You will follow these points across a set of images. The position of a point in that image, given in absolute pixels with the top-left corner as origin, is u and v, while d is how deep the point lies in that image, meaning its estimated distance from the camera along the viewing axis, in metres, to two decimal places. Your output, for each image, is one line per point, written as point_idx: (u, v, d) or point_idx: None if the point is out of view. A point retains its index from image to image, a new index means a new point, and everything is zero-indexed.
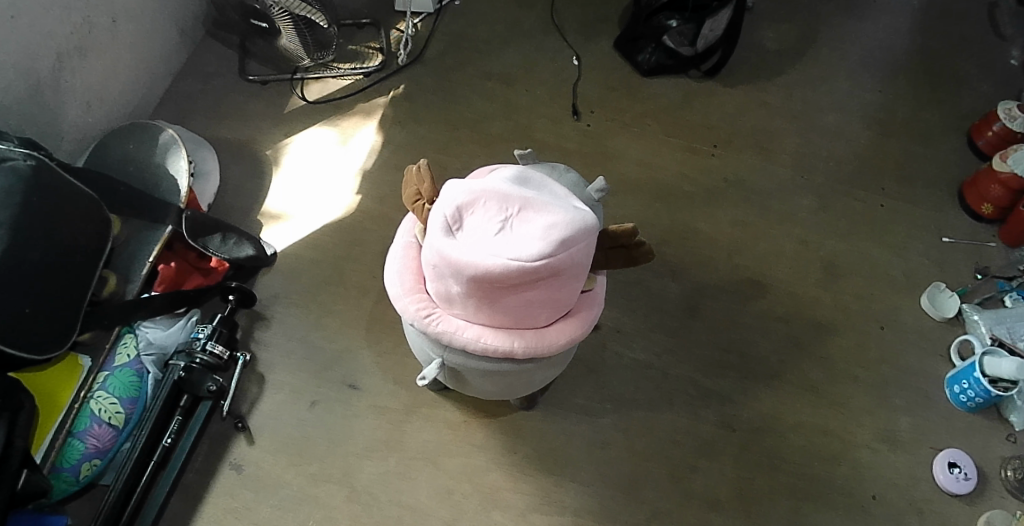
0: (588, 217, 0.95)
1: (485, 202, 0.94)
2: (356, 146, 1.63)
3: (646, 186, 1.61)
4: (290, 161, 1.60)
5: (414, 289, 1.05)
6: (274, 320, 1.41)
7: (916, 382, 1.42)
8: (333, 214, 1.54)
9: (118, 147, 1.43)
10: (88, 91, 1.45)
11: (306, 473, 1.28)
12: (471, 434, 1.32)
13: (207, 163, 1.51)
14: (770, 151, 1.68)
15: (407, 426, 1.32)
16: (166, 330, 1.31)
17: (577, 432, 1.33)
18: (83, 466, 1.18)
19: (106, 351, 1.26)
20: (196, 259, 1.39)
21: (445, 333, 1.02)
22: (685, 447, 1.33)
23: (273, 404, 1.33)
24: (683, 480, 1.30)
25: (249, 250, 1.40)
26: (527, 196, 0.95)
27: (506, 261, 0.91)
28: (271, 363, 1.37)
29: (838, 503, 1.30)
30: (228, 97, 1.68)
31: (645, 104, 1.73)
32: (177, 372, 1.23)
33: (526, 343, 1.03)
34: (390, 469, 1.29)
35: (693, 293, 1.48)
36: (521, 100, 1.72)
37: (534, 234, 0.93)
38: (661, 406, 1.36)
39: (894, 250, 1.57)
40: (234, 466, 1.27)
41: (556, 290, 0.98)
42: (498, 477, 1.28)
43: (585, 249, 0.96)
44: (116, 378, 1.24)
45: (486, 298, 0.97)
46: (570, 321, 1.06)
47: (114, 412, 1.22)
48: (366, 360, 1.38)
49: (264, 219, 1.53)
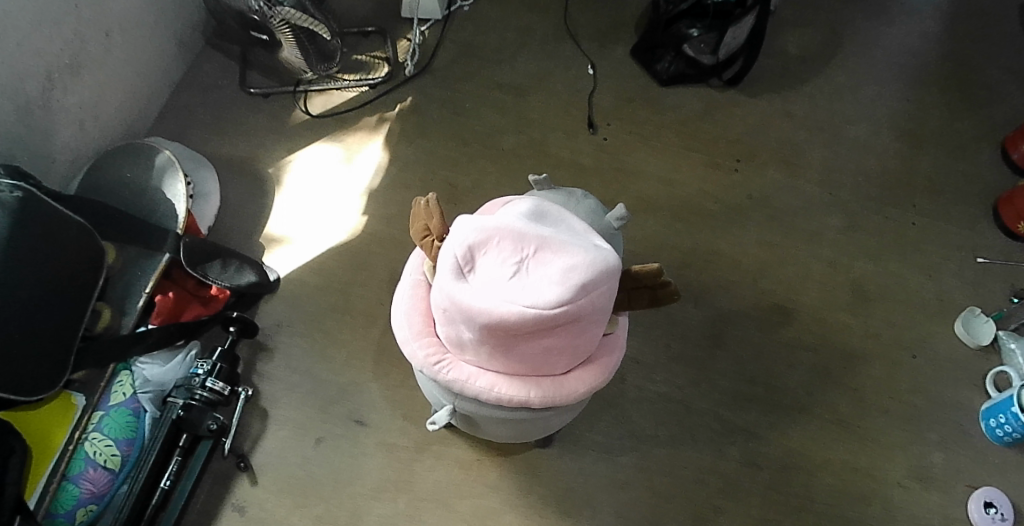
0: (610, 257, 0.91)
1: (499, 242, 0.90)
2: (361, 163, 1.57)
3: (664, 204, 1.54)
4: (293, 181, 1.54)
5: (424, 332, 0.99)
6: (278, 351, 1.35)
7: (949, 414, 1.35)
8: (339, 237, 1.48)
9: (113, 170, 1.37)
10: (80, 111, 1.39)
11: (311, 515, 1.22)
12: (484, 474, 1.25)
13: (205, 184, 1.45)
14: (794, 165, 1.60)
15: (418, 464, 1.26)
16: (163, 367, 1.23)
17: (597, 471, 1.25)
18: (79, 512, 1.11)
19: (101, 390, 1.18)
20: (195, 286, 1.33)
21: (457, 381, 0.96)
22: (711, 487, 1.25)
23: (278, 441, 1.28)
24: (706, 523, 1.22)
25: (251, 277, 1.34)
26: (543, 235, 0.91)
27: (522, 308, 0.87)
28: (275, 396, 1.31)
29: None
30: (229, 112, 1.61)
31: (664, 116, 1.65)
32: (176, 411, 1.18)
33: (543, 392, 0.96)
34: (399, 511, 1.22)
35: (716, 319, 1.41)
36: (534, 112, 1.65)
37: (550, 278, 0.89)
38: (684, 441, 1.29)
39: (926, 272, 1.49)
40: (236, 508, 1.21)
41: (576, 336, 0.93)
42: (512, 519, 1.22)
43: (607, 293, 0.92)
44: (112, 419, 1.16)
45: (501, 345, 0.92)
46: (590, 368, 0.99)
47: (109, 455, 1.14)
48: (373, 394, 1.32)
49: (267, 243, 1.47)
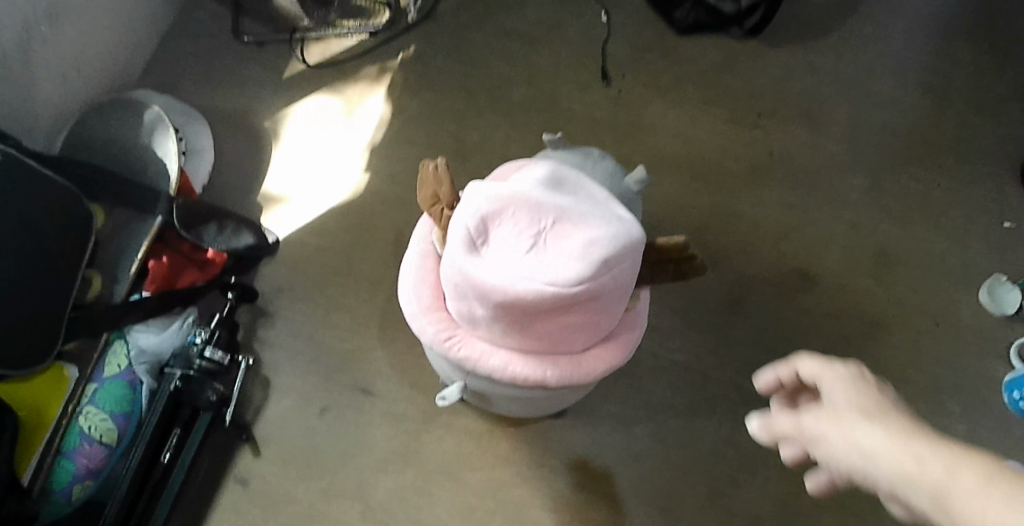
0: (634, 229, 0.85)
1: (515, 213, 0.84)
2: (362, 117, 1.48)
3: (682, 162, 1.46)
4: (290, 136, 1.46)
5: (433, 307, 0.93)
6: (279, 317, 1.30)
7: (972, 384, 1.31)
8: (340, 196, 1.40)
9: (99, 126, 1.29)
10: (62, 63, 1.30)
11: (317, 487, 1.18)
12: (495, 445, 1.21)
13: (199, 139, 1.39)
14: (820, 121, 1.52)
15: (426, 435, 1.22)
16: (159, 336, 1.18)
17: (610, 443, 1.22)
18: (75, 488, 1.06)
19: (94, 362, 1.14)
20: (190, 250, 1.26)
21: (469, 359, 0.91)
22: (727, 460, 1.21)
23: (280, 411, 1.23)
24: (722, 497, 1.19)
25: (248, 240, 1.28)
26: (562, 205, 0.84)
27: (539, 285, 0.81)
28: (277, 364, 1.27)
29: (891, 523, 1.18)
30: (221, 62, 1.52)
31: (682, 68, 1.56)
32: (173, 383, 1.12)
33: (560, 371, 0.91)
34: (407, 484, 1.19)
35: (735, 285, 1.35)
36: (544, 62, 1.55)
37: (570, 252, 0.83)
38: (700, 412, 1.24)
39: (955, 235, 1.42)
40: (238, 481, 1.18)
41: (597, 313, 0.87)
42: (524, 492, 1.18)
43: (630, 268, 0.85)
44: (106, 392, 1.11)
45: (516, 323, 0.86)
46: (610, 347, 0.93)
47: (105, 430, 1.09)
48: (379, 363, 1.27)
49: (264, 202, 1.40)
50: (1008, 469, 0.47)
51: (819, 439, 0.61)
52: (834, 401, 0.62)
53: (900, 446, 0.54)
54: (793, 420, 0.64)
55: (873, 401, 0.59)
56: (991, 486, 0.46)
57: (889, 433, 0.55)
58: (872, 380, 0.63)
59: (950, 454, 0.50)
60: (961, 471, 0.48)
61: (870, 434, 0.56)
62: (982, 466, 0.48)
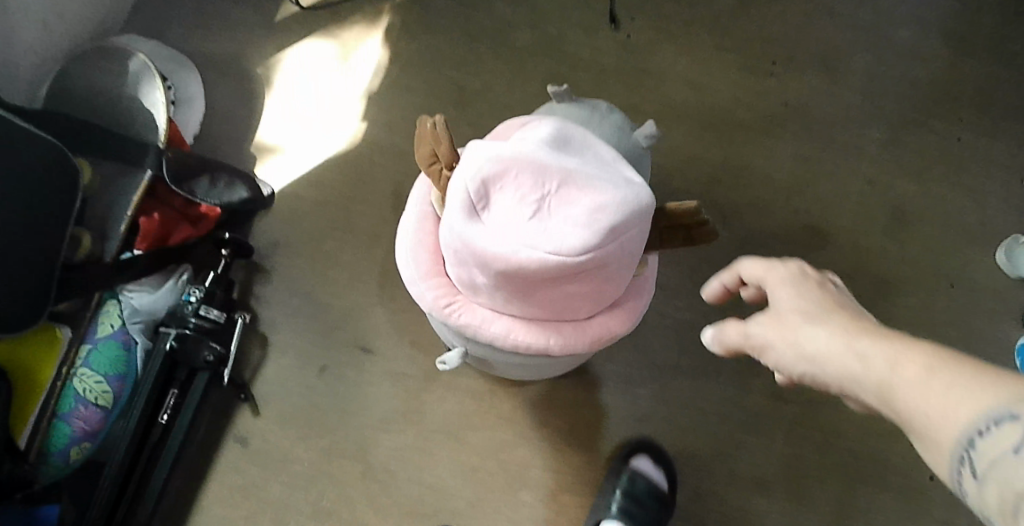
0: (643, 194, 0.80)
1: (517, 176, 0.79)
2: (359, 63, 1.41)
3: (693, 113, 1.40)
4: (283, 83, 1.39)
5: (432, 272, 0.89)
6: (276, 273, 1.27)
7: (984, 347, 1.28)
8: (337, 147, 1.35)
9: (83, 76, 1.23)
10: (42, 8, 1.22)
11: (318, 447, 1.18)
12: (497, 405, 1.20)
13: (188, 88, 1.34)
14: (840, 68, 1.44)
15: (427, 395, 1.20)
16: (153, 294, 1.16)
17: (614, 403, 1.20)
18: (72, 451, 1.06)
19: (87, 321, 1.11)
20: (183, 205, 1.21)
21: (470, 326, 0.88)
22: (732, 422, 1.19)
23: (279, 370, 1.22)
24: (728, 459, 1.17)
25: (242, 193, 1.23)
26: (567, 168, 0.79)
27: (543, 254, 0.78)
28: (275, 322, 1.25)
29: (897, 491, 1.15)
30: (209, 3, 1.44)
31: (696, 9, 1.47)
32: (168, 343, 1.10)
33: (564, 339, 0.88)
34: (408, 444, 1.18)
35: (741, 246, 1.32)
36: (550, 4, 1.47)
37: (575, 218, 0.79)
38: (707, 373, 1.21)
39: (977, 191, 1.36)
40: (238, 440, 1.18)
41: (603, 281, 0.83)
42: (526, 453, 1.17)
43: (638, 235, 0.81)
44: (100, 353, 1.09)
45: (518, 291, 0.83)
46: (616, 313, 0.90)
47: (101, 392, 1.08)
48: (378, 321, 1.24)
49: (258, 153, 1.35)
50: (940, 352, 0.53)
51: (770, 344, 0.66)
52: (779, 304, 0.67)
53: (845, 346, 0.59)
54: (742, 328, 0.69)
55: (815, 301, 0.65)
56: (933, 373, 0.52)
57: (835, 331, 0.60)
58: (813, 278, 0.69)
59: (891, 345, 0.56)
60: (903, 363, 0.54)
61: (816, 336, 0.61)
62: (923, 355, 0.54)
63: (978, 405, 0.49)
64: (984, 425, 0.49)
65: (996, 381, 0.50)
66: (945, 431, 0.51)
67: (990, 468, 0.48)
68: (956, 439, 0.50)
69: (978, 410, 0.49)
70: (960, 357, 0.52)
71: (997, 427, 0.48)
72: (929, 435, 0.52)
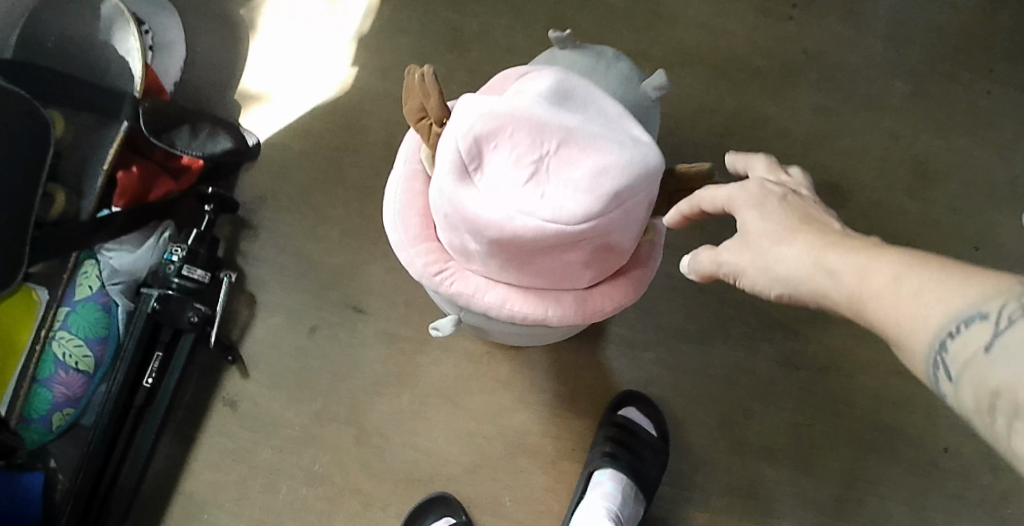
0: (651, 156, 0.73)
1: (513, 134, 0.72)
2: (348, 3, 1.31)
3: (707, 59, 1.31)
4: (268, 24, 1.30)
5: (423, 236, 0.83)
6: (263, 229, 1.21)
7: None
8: (325, 94, 1.27)
9: (53, 21, 1.13)
10: None
11: (310, 411, 1.14)
12: (495, 369, 1.15)
13: (167, 33, 1.24)
14: (868, 9, 1.33)
15: (423, 358, 1.16)
16: (133, 253, 1.09)
17: (616, 368, 1.16)
18: (55, 416, 1.04)
19: (65, 283, 1.08)
20: (163, 158, 1.15)
21: (462, 295, 0.82)
22: (739, 387, 1.14)
23: (268, 330, 1.18)
24: (734, 427, 1.13)
25: (226, 143, 1.17)
26: (568, 126, 0.72)
27: (540, 222, 0.71)
28: (263, 280, 1.20)
29: (909, 463, 1.10)
30: None
31: None
32: (151, 304, 1.05)
33: (563, 310, 0.82)
34: (403, 408, 1.14)
35: None
36: None
37: (576, 182, 0.72)
38: (715, 337, 1.16)
39: (1009, 145, 1.28)
40: (227, 403, 1.14)
41: (606, 249, 0.77)
42: (525, 418, 1.13)
43: (644, 200, 0.75)
44: (79, 316, 1.06)
45: (514, 260, 0.77)
46: (619, 283, 0.85)
47: (81, 356, 1.05)
48: (371, 281, 1.19)
49: (243, 101, 1.27)
50: (909, 257, 0.52)
51: (743, 271, 0.63)
52: (744, 224, 0.64)
53: (816, 261, 0.57)
54: (714, 257, 0.66)
55: (780, 220, 0.61)
56: (902, 279, 0.52)
57: (803, 247, 0.58)
58: (775, 191, 0.64)
59: (865, 257, 0.54)
60: (874, 273, 0.53)
61: (789, 254, 0.59)
62: (895, 262, 0.53)
63: (949, 307, 0.49)
64: (960, 326, 0.48)
65: (967, 281, 0.49)
66: (918, 337, 0.50)
67: (965, 370, 0.48)
68: (931, 346, 0.50)
69: (955, 312, 0.49)
70: (930, 257, 0.52)
71: (973, 327, 0.48)
72: (905, 344, 0.52)
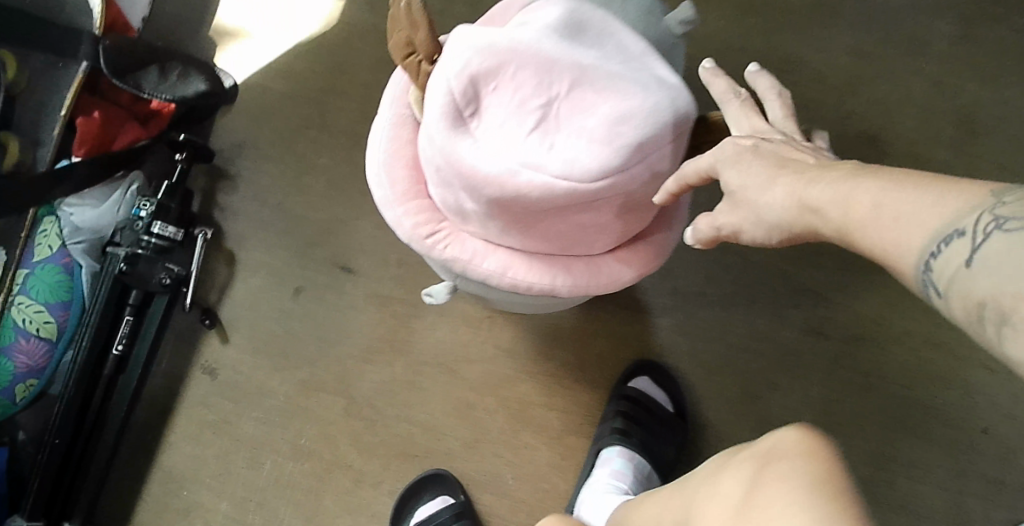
0: (681, 100, 0.61)
1: (516, 73, 0.61)
2: None
3: None
4: None
5: (412, 193, 0.72)
6: (242, 180, 1.11)
7: None
8: (308, 29, 1.14)
9: None
10: None
11: (295, 379, 1.06)
12: (496, 335, 1.06)
13: None
14: None
15: (417, 322, 1.07)
16: (96, 210, 0.99)
17: (628, 335, 1.06)
18: (17, 388, 0.96)
19: (22, 243, 0.98)
20: (130, 102, 1.04)
21: (457, 262, 0.72)
22: (761, 357, 1.05)
23: (248, 292, 1.09)
24: (755, 402, 1.04)
25: (200, 86, 1.04)
26: (581, 64, 0.61)
27: (547, 178, 0.60)
28: (243, 236, 1.10)
29: (945, 442, 1.01)
30: None
31: None
32: (118, 265, 0.96)
33: (574, 279, 0.72)
34: (395, 378, 1.05)
35: None
36: None
37: (591, 131, 0.61)
38: (737, 303, 1.06)
39: None
40: (206, 371, 1.07)
41: (624, 211, 0.67)
42: (529, 389, 1.05)
43: (672, 153, 0.63)
44: (38, 279, 0.97)
45: (518, 222, 0.66)
46: (638, 248, 0.74)
47: (42, 322, 0.96)
48: (360, 239, 1.08)
49: (218, 37, 1.15)
50: (881, 174, 0.43)
51: (742, 231, 0.52)
52: (723, 180, 0.53)
53: (794, 197, 0.47)
54: (711, 222, 0.55)
55: (754, 167, 0.51)
56: (878, 199, 0.42)
57: (781, 184, 0.48)
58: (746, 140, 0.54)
59: (837, 183, 0.45)
60: (850, 195, 0.43)
61: (769, 198, 0.49)
62: (868, 183, 0.43)
63: (931, 225, 0.39)
64: (938, 243, 0.38)
65: (942, 197, 0.40)
66: (904, 261, 0.41)
67: (950, 288, 0.38)
68: (918, 270, 0.40)
69: (934, 227, 0.39)
70: (906, 172, 0.42)
71: (952, 241, 0.38)
72: (896, 270, 0.42)
